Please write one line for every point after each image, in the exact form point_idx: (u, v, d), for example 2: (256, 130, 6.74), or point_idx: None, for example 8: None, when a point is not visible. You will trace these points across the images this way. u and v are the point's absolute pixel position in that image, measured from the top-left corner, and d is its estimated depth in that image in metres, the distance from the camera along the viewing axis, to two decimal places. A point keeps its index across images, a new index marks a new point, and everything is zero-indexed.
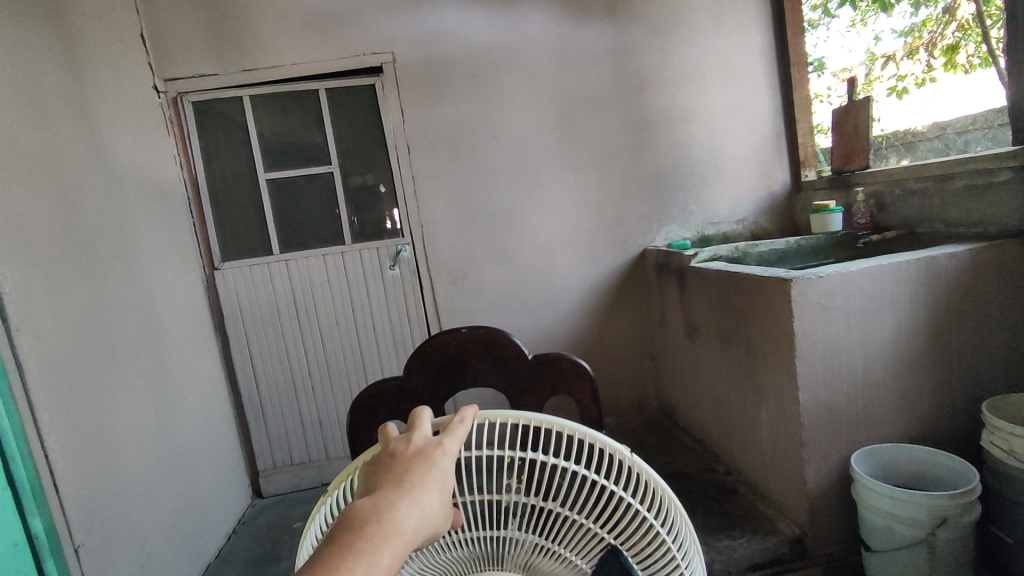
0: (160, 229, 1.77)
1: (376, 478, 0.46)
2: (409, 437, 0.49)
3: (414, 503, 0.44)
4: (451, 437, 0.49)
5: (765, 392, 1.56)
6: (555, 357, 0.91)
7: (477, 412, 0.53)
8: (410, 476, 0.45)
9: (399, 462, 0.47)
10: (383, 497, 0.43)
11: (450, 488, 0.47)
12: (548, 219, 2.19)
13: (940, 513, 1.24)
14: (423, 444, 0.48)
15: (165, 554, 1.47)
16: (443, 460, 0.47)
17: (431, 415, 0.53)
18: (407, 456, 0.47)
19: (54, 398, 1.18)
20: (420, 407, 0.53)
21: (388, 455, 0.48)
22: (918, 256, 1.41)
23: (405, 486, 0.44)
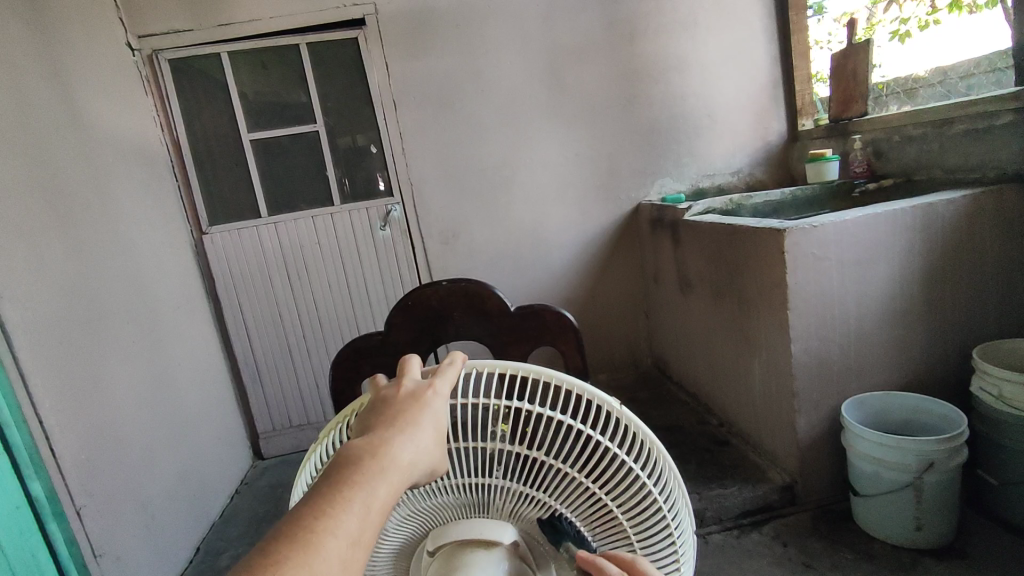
0: (143, 193, 1.73)
1: (369, 421, 0.45)
2: (399, 382, 0.49)
3: (408, 440, 0.43)
4: (443, 380, 0.49)
5: (757, 344, 1.57)
6: (538, 309, 0.90)
7: (466, 360, 0.52)
8: (403, 416, 0.45)
9: (391, 404, 0.46)
10: (377, 436, 0.42)
11: (444, 429, 0.47)
12: (539, 174, 2.15)
13: (929, 457, 1.27)
14: (414, 387, 0.48)
15: (169, 514, 1.50)
16: (435, 401, 0.47)
17: (419, 363, 0.52)
18: (400, 399, 0.46)
19: (44, 364, 1.17)
20: (408, 355, 0.53)
21: (380, 401, 0.47)
22: (914, 204, 1.39)
23: (399, 424, 0.44)
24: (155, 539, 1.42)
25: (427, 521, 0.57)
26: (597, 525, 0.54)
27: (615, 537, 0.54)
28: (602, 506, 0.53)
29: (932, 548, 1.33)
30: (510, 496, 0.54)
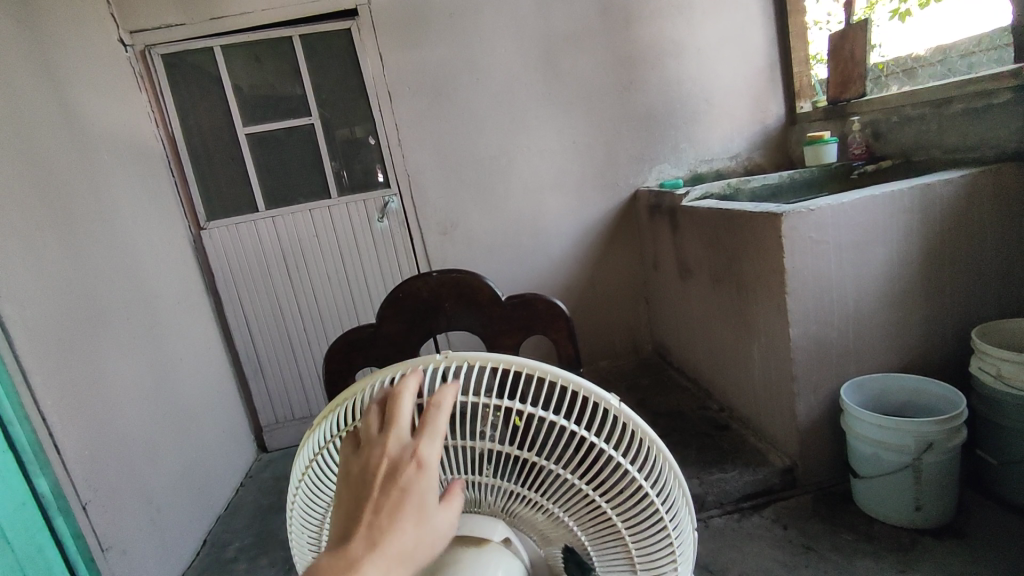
0: (140, 190, 1.73)
1: (355, 504, 0.42)
2: (386, 438, 0.44)
3: (391, 538, 0.40)
4: (430, 447, 0.43)
5: (756, 329, 1.57)
6: (530, 297, 0.90)
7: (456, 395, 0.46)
8: (386, 505, 0.41)
9: (375, 482, 0.42)
10: (355, 544, 0.39)
11: (429, 525, 0.41)
12: (536, 162, 2.14)
13: (926, 438, 1.27)
14: (400, 452, 0.43)
15: (174, 507, 1.51)
16: (423, 471, 0.42)
17: (412, 394, 0.47)
18: (385, 474, 0.42)
19: (45, 362, 1.18)
20: (398, 387, 0.47)
21: (366, 470, 0.43)
22: (912, 184, 1.38)
23: (382, 518, 0.40)
24: (161, 532, 1.44)
25: None
26: (590, 521, 0.55)
27: (608, 534, 0.55)
28: (597, 505, 0.54)
29: (931, 528, 1.34)
30: (504, 492, 0.55)
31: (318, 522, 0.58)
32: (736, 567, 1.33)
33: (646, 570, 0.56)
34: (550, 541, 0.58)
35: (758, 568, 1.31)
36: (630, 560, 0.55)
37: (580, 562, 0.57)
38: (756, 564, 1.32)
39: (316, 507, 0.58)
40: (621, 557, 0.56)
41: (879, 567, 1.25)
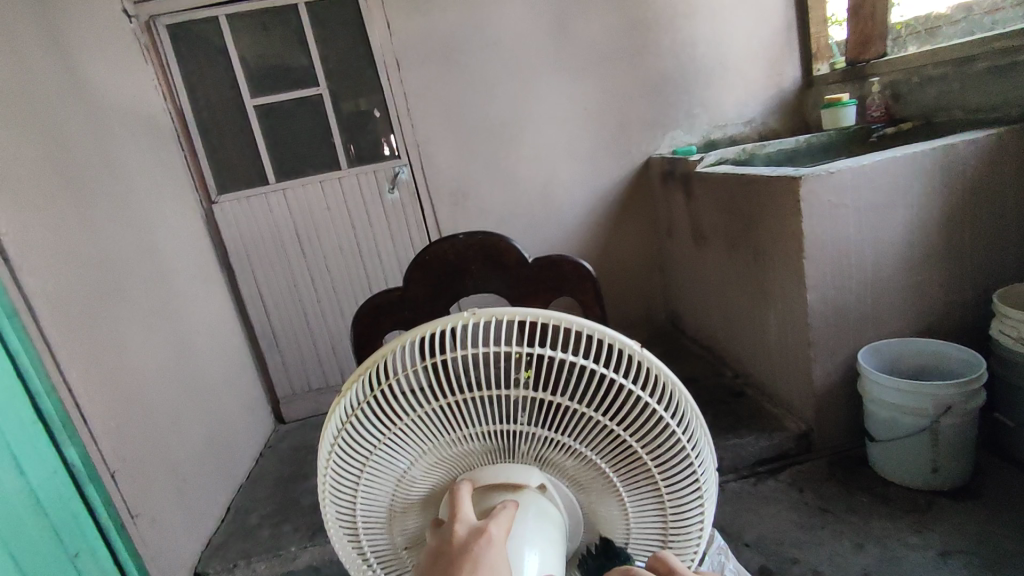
0: (151, 163, 1.73)
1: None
2: (452, 526, 0.48)
3: None
4: (495, 527, 0.47)
5: (772, 295, 1.56)
6: (555, 259, 0.89)
7: (515, 501, 0.52)
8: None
9: (446, 560, 0.45)
10: None
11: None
12: (547, 131, 2.11)
13: (946, 401, 1.27)
14: (467, 536, 0.47)
15: (198, 477, 1.55)
16: (490, 549, 0.46)
17: (470, 493, 0.52)
18: (454, 552, 0.46)
19: (69, 334, 1.19)
20: (458, 486, 0.52)
21: (434, 553, 0.46)
22: (934, 145, 1.36)
23: None
24: (188, 500, 1.47)
25: (454, 466, 0.57)
26: (622, 467, 0.55)
27: (641, 479, 0.56)
28: (628, 450, 0.54)
29: (947, 490, 1.34)
30: (538, 441, 0.55)
31: (351, 497, 0.56)
32: (752, 529, 1.34)
33: (677, 511, 0.57)
34: (588, 492, 0.58)
35: (774, 530, 1.33)
36: (662, 504, 0.57)
37: (614, 511, 0.58)
38: (772, 527, 1.34)
39: (348, 479, 0.56)
40: (653, 504, 0.57)
41: (895, 527, 1.27)
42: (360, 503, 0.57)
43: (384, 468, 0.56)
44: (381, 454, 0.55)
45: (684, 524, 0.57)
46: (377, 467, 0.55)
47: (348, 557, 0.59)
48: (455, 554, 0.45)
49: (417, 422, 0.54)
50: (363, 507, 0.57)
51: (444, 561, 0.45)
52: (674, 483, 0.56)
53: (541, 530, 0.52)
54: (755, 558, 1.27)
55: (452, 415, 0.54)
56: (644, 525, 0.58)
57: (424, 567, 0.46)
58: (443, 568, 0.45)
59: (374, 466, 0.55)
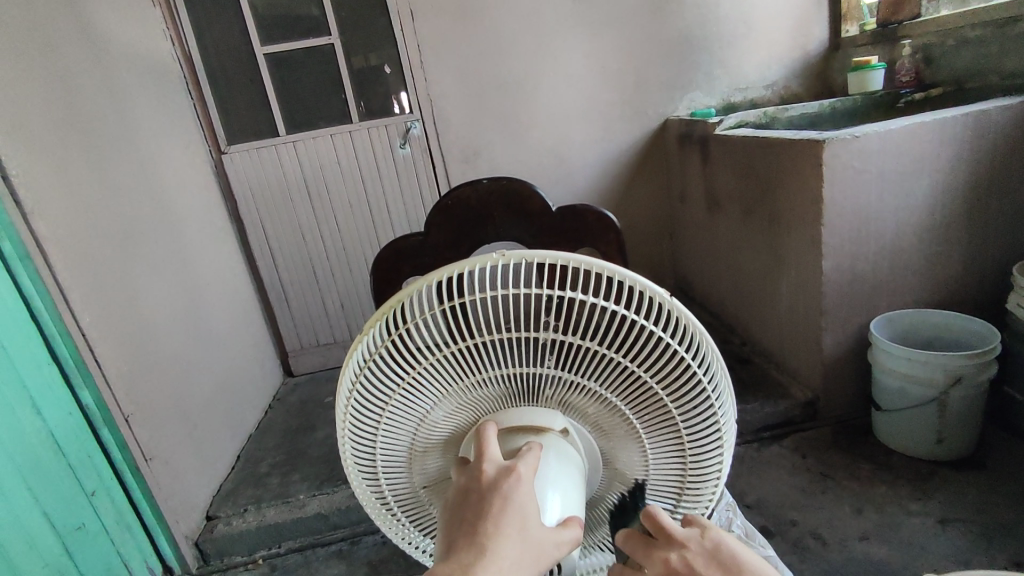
0: (160, 110, 1.69)
1: (458, 523, 0.45)
2: (479, 464, 0.49)
3: (494, 559, 0.43)
4: (522, 466, 0.48)
5: (786, 262, 1.54)
6: (580, 208, 0.86)
7: (539, 444, 0.52)
8: (486, 519, 0.45)
9: (475, 500, 0.46)
10: (462, 557, 0.43)
11: (530, 532, 0.45)
12: (563, 90, 2.06)
13: (957, 372, 1.26)
14: (494, 475, 0.48)
15: (209, 425, 1.57)
16: (518, 489, 0.47)
17: (495, 434, 0.53)
18: (483, 491, 0.47)
19: (81, 279, 1.19)
20: (483, 426, 0.53)
21: (463, 492, 0.47)
22: (965, 111, 1.31)
23: (480, 535, 0.44)
24: (199, 446, 1.50)
25: (474, 410, 0.58)
26: (643, 415, 0.55)
27: (663, 426, 0.56)
28: (650, 398, 0.54)
29: (951, 460, 1.35)
30: (561, 386, 0.54)
31: (371, 437, 0.57)
32: (754, 492, 1.36)
33: (697, 456, 0.58)
34: (610, 438, 0.58)
35: (776, 493, 1.35)
36: (682, 450, 0.57)
37: (634, 457, 0.58)
38: (774, 490, 1.36)
39: (368, 421, 0.56)
40: (673, 450, 0.57)
41: (897, 494, 1.28)
42: (380, 445, 0.58)
43: (403, 412, 0.56)
44: (401, 397, 0.55)
45: (702, 470, 0.58)
46: (397, 411, 0.56)
47: (366, 495, 0.61)
48: (484, 493, 0.46)
49: (439, 367, 0.53)
50: (383, 448, 0.58)
51: (473, 501, 0.46)
52: (695, 430, 0.56)
53: (564, 472, 0.53)
54: (756, 519, 1.29)
55: (473, 359, 0.53)
56: (663, 472, 0.59)
57: (453, 505, 0.47)
58: (473, 509, 0.46)
59: (394, 409, 0.56)
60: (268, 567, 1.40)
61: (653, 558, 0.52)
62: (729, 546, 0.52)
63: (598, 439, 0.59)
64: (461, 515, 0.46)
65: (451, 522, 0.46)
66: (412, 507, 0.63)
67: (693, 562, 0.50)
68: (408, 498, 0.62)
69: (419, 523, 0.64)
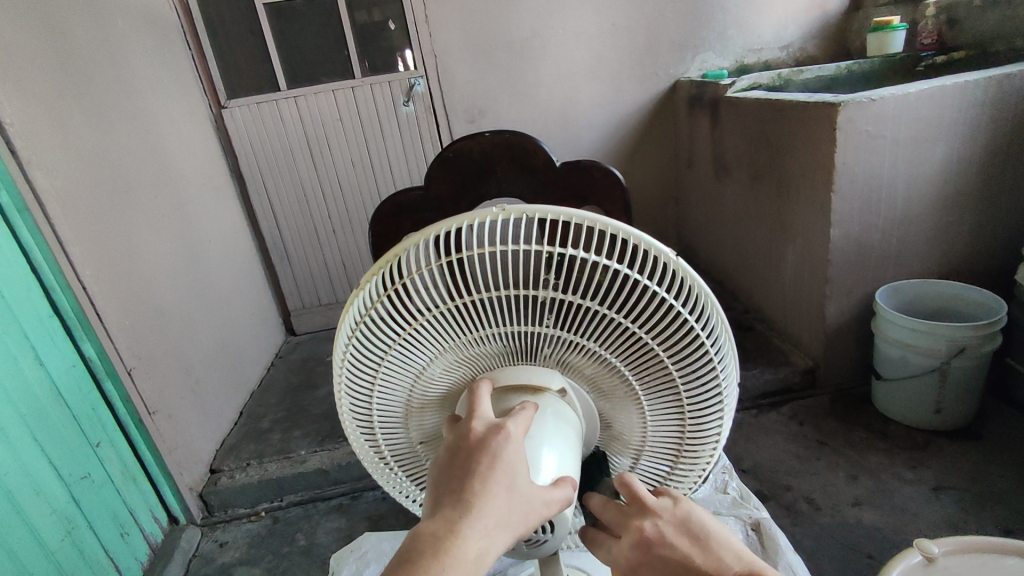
0: (157, 61, 1.65)
1: (445, 477, 0.45)
2: (470, 420, 0.48)
3: (482, 518, 0.43)
4: (513, 425, 0.47)
5: (793, 229, 1.52)
6: (586, 164, 0.84)
7: (534, 403, 0.52)
8: (474, 476, 0.44)
9: (464, 456, 0.46)
10: (449, 515, 0.43)
11: (519, 490, 0.45)
12: (571, 48, 2.00)
13: (960, 343, 1.25)
14: (485, 431, 0.47)
15: (212, 380, 1.58)
16: (508, 446, 0.46)
17: (489, 392, 0.52)
18: (472, 447, 0.46)
19: (80, 231, 1.18)
20: (478, 384, 0.52)
21: (452, 446, 0.47)
22: (987, 76, 1.27)
23: (468, 493, 0.43)
24: (202, 401, 1.51)
25: (472, 367, 0.57)
26: (643, 377, 0.55)
27: (663, 389, 0.55)
28: (651, 360, 0.54)
29: (948, 430, 1.36)
30: (560, 345, 0.54)
31: (368, 391, 0.57)
32: (750, 457, 1.37)
33: (696, 420, 0.57)
34: (608, 398, 0.58)
35: (772, 459, 1.36)
36: (681, 412, 0.57)
37: (632, 418, 0.58)
38: (770, 456, 1.37)
39: (364, 377, 0.56)
40: (673, 412, 0.57)
41: (891, 462, 1.29)
42: (376, 400, 0.58)
43: (400, 368, 0.56)
44: (398, 352, 0.54)
45: (701, 432, 0.58)
46: (394, 367, 0.55)
47: (363, 446, 0.62)
48: (474, 449, 0.46)
49: (436, 324, 0.53)
50: (379, 403, 0.58)
51: (461, 456, 0.46)
52: (695, 393, 0.55)
53: (559, 431, 0.52)
54: (751, 483, 1.30)
55: (471, 316, 0.52)
56: (661, 433, 0.59)
57: (442, 461, 0.47)
58: (462, 465, 0.45)
59: (391, 364, 0.55)
60: (271, 519, 1.43)
61: (628, 526, 0.53)
62: (701, 515, 0.53)
63: (596, 398, 0.59)
64: (449, 470, 0.46)
65: (439, 477, 0.46)
66: (409, 461, 0.64)
67: (666, 530, 0.51)
68: (404, 453, 0.63)
69: (416, 476, 0.65)
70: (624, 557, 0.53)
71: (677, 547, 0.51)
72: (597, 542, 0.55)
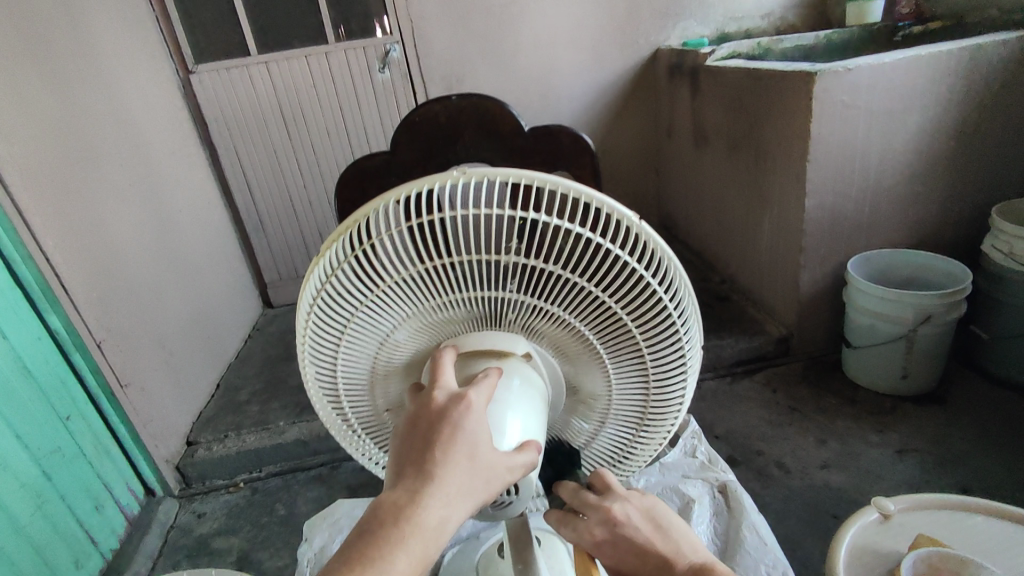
0: (118, 22, 1.58)
1: (407, 447, 0.45)
2: (433, 390, 0.48)
3: (442, 488, 0.43)
4: (475, 393, 0.47)
5: (769, 199, 1.53)
6: (554, 128, 0.82)
7: (499, 370, 0.52)
8: (434, 447, 0.44)
9: (424, 425, 0.46)
10: (409, 485, 0.43)
11: (480, 459, 0.45)
12: (551, 12, 1.95)
13: (926, 311, 1.29)
14: (447, 401, 0.47)
15: (186, 352, 1.56)
16: (469, 415, 0.46)
17: (453, 360, 0.52)
18: (433, 417, 0.46)
19: (41, 201, 1.14)
20: (442, 352, 0.52)
21: (414, 416, 0.47)
22: (962, 46, 1.28)
23: (428, 464, 0.44)
24: (177, 374, 1.49)
25: (438, 333, 0.57)
26: (608, 341, 0.55)
27: (628, 353, 0.56)
28: (615, 325, 0.54)
29: (913, 395, 1.40)
30: (524, 310, 0.54)
31: (332, 357, 0.57)
32: (723, 424, 1.40)
33: (659, 384, 0.58)
34: (573, 363, 0.58)
35: (744, 425, 1.39)
36: (645, 377, 0.57)
37: (597, 381, 0.59)
38: (742, 422, 1.40)
39: (328, 344, 0.56)
40: (637, 376, 0.58)
41: (858, 427, 1.33)
42: (340, 368, 0.57)
43: (364, 334, 0.55)
44: (361, 317, 0.54)
45: (664, 397, 0.58)
46: (358, 333, 0.55)
47: (328, 411, 0.62)
48: (435, 419, 0.46)
49: (398, 288, 0.52)
50: (343, 369, 0.58)
51: (422, 426, 0.46)
52: (659, 357, 0.56)
53: (524, 396, 0.53)
54: (723, 449, 1.33)
55: (434, 281, 0.52)
56: (625, 396, 0.60)
57: (403, 431, 0.47)
58: (423, 434, 0.45)
59: (354, 330, 0.55)
60: (249, 490, 1.43)
61: (599, 509, 0.57)
62: (662, 509, 0.60)
63: (563, 363, 0.59)
64: (410, 440, 0.46)
65: (400, 447, 0.46)
66: (376, 425, 0.64)
67: (632, 514, 0.57)
68: (371, 419, 0.63)
69: (384, 442, 0.65)
70: (588, 535, 0.58)
71: (639, 531, 0.57)
72: (566, 523, 0.60)
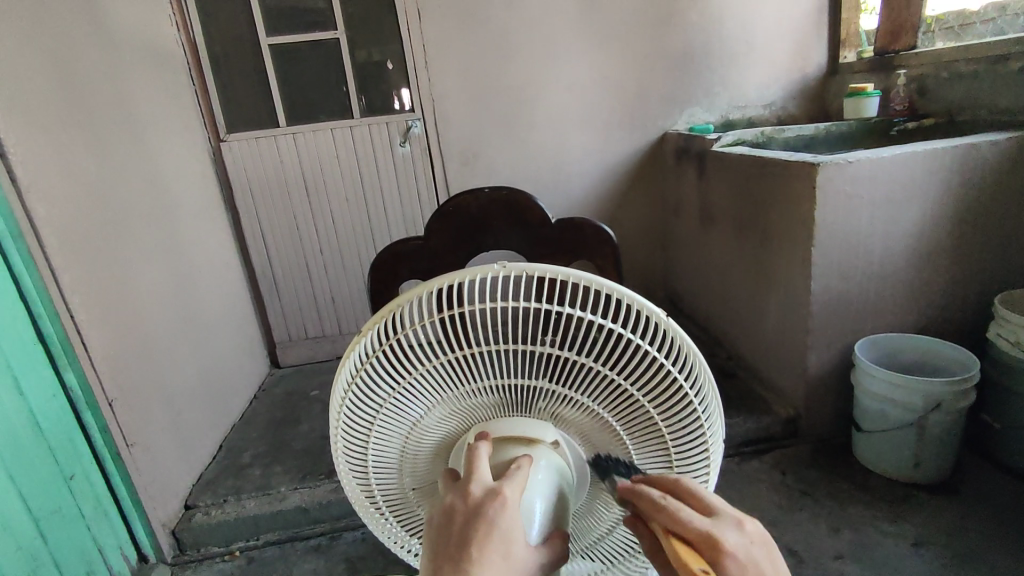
0: (160, 94, 1.69)
1: (442, 545, 0.45)
2: (467, 485, 0.49)
3: None
4: (510, 489, 0.48)
5: (776, 280, 1.56)
6: (578, 222, 0.87)
7: (531, 460, 0.53)
8: (471, 544, 0.44)
9: (461, 521, 0.46)
10: None
11: (515, 557, 0.45)
12: (565, 97, 2.07)
13: (935, 397, 1.29)
14: (482, 495, 0.48)
15: (193, 412, 1.56)
16: (503, 512, 0.47)
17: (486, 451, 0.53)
18: (468, 514, 0.46)
19: (73, 261, 1.18)
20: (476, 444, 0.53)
21: (449, 511, 0.47)
22: (957, 144, 1.35)
23: (464, 563, 0.44)
24: (182, 434, 1.49)
25: (467, 417, 0.58)
26: (633, 429, 0.57)
27: (652, 441, 0.57)
28: (641, 414, 0.56)
29: (927, 484, 1.38)
30: (554, 397, 0.56)
31: (364, 438, 0.58)
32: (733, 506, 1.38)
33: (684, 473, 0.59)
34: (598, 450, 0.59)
35: (754, 509, 1.36)
36: (669, 466, 0.58)
37: None
38: (753, 505, 1.37)
39: (360, 425, 0.57)
40: (662, 466, 0.58)
41: (872, 515, 1.30)
42: (371, 448, 0.59)
43: (397, 416, 0.57)
44: (396, 399, 0.56)
45: None
46: (391, 415, 0.57)
47: (355, 492, 0.62)
48: (469, 514, 0.46)
49: (434, 373, 0.54)
50: (374, 450, 0.59)
51: (457, 522, 0.46)
52: (682, 446, 0.57)
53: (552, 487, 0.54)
54: None
55: (468, 366, 0.54)
56: None
57: (437, 525, 0.47)
58: (458, 531, 0.46)
59: (388, 411, 0.57)
60: (245, 559, 1.39)
61: None
62: None
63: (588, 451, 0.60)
64: (445, 537, 0.46)
65: (435, 544, 0.46)
66: (401, 508, 0.64)
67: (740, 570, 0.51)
68: (396, 501, 0.63)
69: (408, 524, 0.65)
70: None
71: None
72: None
